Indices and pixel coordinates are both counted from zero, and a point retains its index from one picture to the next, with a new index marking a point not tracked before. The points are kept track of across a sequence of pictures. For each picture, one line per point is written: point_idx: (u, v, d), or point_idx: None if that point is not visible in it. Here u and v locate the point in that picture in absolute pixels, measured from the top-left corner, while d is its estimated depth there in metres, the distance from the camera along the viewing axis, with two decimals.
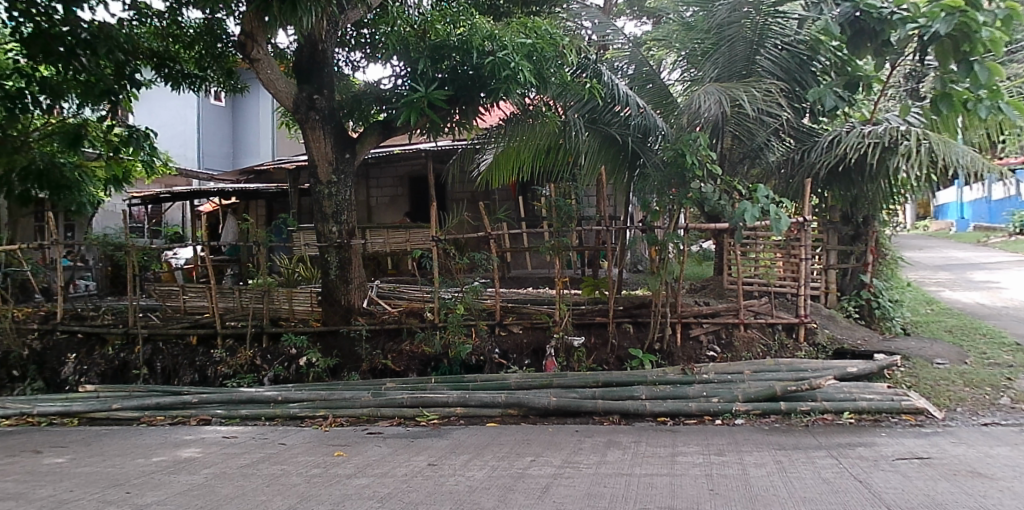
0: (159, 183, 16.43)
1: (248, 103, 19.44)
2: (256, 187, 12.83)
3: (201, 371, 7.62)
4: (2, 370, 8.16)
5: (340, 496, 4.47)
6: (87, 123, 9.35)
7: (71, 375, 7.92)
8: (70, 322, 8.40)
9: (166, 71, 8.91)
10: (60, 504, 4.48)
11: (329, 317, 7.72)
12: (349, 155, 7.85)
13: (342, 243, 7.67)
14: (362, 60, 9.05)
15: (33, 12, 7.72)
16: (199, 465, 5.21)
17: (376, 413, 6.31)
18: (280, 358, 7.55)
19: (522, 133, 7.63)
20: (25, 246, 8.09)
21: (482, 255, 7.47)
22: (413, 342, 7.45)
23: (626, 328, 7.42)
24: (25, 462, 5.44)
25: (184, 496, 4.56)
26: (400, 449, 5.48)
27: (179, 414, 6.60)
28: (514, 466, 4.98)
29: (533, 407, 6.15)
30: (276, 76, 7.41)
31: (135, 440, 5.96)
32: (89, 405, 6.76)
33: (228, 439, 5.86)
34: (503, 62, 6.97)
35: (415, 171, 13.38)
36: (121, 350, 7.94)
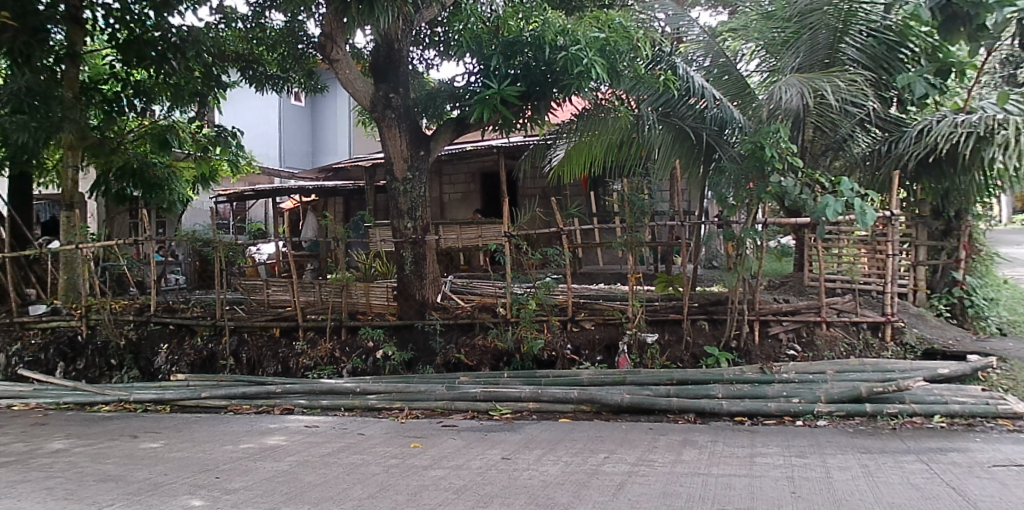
0: (244, 181, 17.09)
1: (326, 102, 20.04)
2: (334, 185, 13.18)
3: (284, 362, 7.86)
4: (101, 359, 8.61)
5: (416, 487, 4.55)
6: (177, 124, 9.84)
7: (164, 364, 8.29)
8: (162, 313, 8.75)
9: (251, 73, 9.24)
10: (156, 486, 4.72)
11: (405, 311, 7.87)
12: (423, 152, 7.95)
13: (416, 238, 7.81)
14: (436, 58, 9.17)
15: (129, 19, 8.71)
16: (283, 453, 5.40)
17: (451, 406, 6.40)
18: (358, 351, 7.73)
19: (595, 127, 7.51)
20: (121, 242, 8.51)
21: (555, 250, 7.44)
22: (486, 337, 7.50)
23: (702, 325, 7.26)
24: (124, 445, 5.76)
25: (270, 482, 4.73)
26: (475, 442, 5.53)
27: (264, 403, 6.87)
28: (588, 462, 4.95)
29: (606, 403, 6.11)
30: (354, 76, 7.63)
31: (223, 428, 6.23)
32: (181, 393, 7.12)
33: (311, 429, 6.06)
34: (577, 58, 6.92)
35: (487, 167, 13.46)
36: (209, 341, 8.26)
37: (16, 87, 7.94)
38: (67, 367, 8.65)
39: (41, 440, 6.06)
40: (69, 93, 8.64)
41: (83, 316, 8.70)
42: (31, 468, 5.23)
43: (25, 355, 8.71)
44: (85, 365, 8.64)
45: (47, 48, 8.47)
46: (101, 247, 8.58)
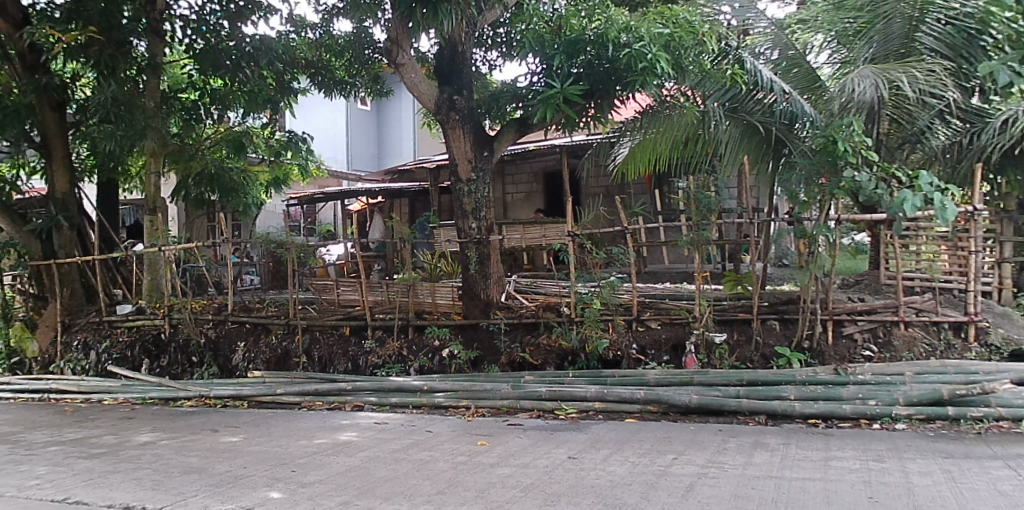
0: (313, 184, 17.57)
1: (393, 106, 20.45)
2: (400, 186, 13.44)
3: (354, 360, 8.03)
4: (183, 356, 8.96)
5: (484, 484, 4.60)
6: (251, 131, 10.21)
7: (241, 362, 8.54)
8: (239, 313, 9.06)
9: (319, 80, 9.38)
10: (237, 478, 4.91)
11: (470, 310, 7.95)
12: (487, 153, 8.01)
13: (481, 238, 7.90)
14: (499, 58, 9.22)
15: (205, 29, 9.26)
16: (355, 448, 5.54)
17: (516, 405, 6.44)
18: (425, 349, 7.83)
19: (658, 125, 7.44)
20: (200, 244, 8.86)
21: (620, 249, 7.39)
22: (550, 336, 7.50)
23: (772, 325, 7.10)
24: (206, 439, 6.01)
25: (343, 476, 4.86)
26: (541, 441, 5.55)
27: (335, 400, 7.07)
28: (656, 463, 4.91)
29: (673, 404, 6.04)
30: (419, 79, 7.75)
31: (297, 423, 6.43)
32: (258, 390, 7.39)
33: (380, 425, 6.20)
34: (640, 54, 6.83)
35: (550, 167, 13.47)
36: (283, 339, 8.49)
37: (104, 98, 8.41)
38: (151, 364, 9.09)
39: (131, 432, 6.39)
40: (151, 103, 9.05)
41: (167, 315, 9.10)
42: (121, 459, 5.52)
43: (114, 352, 9.22)
44: (168, 362, 9.03)
45: (131, 60, 8.91)
46: (181, 249, 8.95)
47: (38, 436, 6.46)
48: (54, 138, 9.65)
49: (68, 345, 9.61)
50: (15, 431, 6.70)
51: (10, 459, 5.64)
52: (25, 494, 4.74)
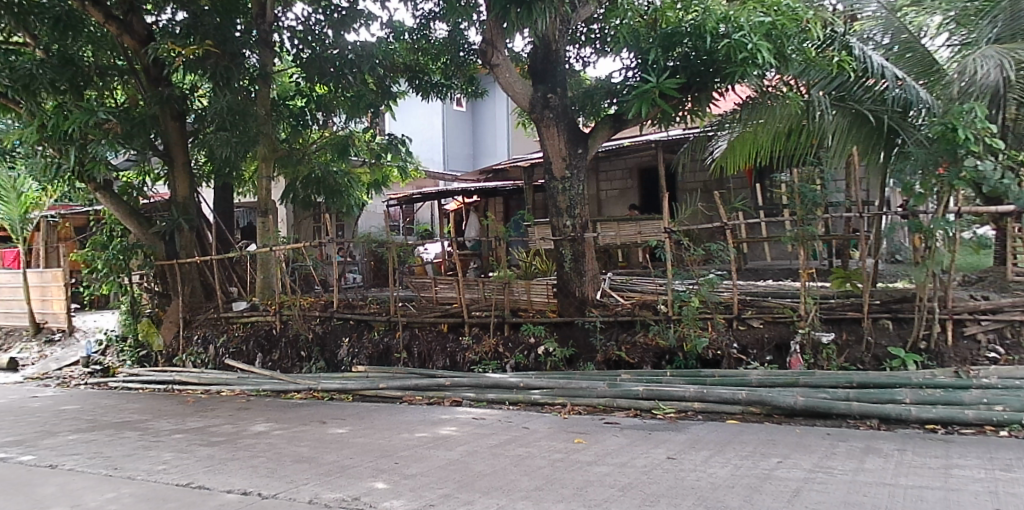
0: (411, 185, 18.05)
1: (487, 106, 20.73)
2: (495, 185, 13.64)
3: (452, 356, 8.16)
4: (292, 351, 9.39)
5: (582, 482, 4.60)
6: (354, 135, 10.60)
7: (346, 357, 8.88)
8: (343, 309, 9.40)
9: (419, 82, 9.78)
10: (344, 469, 5.12)
11: (565, 308, 7.96)
12: (582, 150, 7.97)
13: (575, 236, 7.88)
14: (592, 55, 9.19)
15: (311, 39, 9.76)
16: (454, 443, 5.66)
17: (613, 404, 6.40)
18: (520, 347, 7.89)
19: (761, 115, 7.16)
20: (309, 244, 9.27)
21: (719, 245, 7.19)
22: (647, 334, 7.39)
23: (885, 325, 6.73)
24: (315, 430, 6.31)
25: (443, 469, 4.98)
26: (638, 440, 5.50)
27: (435, 395, 7.26)
28: (759, 466, 4.76)
29: (777, 406, 5.83)
30: (513, 79, 7.93)
31: (399, 417, 6.65)
32: (362, 384, 7.71)
33: (479, 420, 6.31)
34: (740, 45, 6.71)
35: (645, 163, 13.29)
36: (385, 335, 8.75)
37: (221, 107, 8.92)
38: (264, 358, 9.58)
39: (246, 422, 6.79)
40: (263, 110, 9.56)
41: (278, 312, 9.58)
42: (238, 447, 5.87)
43: (231, 347, 9.80)
44: (279, 355, 9.47)
45: (243, 70, 9.44)
46: (289, 249, 9.39)
47: (165, 424, 6.96)
48: (175, 145, 10.33)
49: (190, 339, 10.32)
50: (144, 419, 7.24)
51: (141, 444, 6.11)
52: (154, 478, 5.13)
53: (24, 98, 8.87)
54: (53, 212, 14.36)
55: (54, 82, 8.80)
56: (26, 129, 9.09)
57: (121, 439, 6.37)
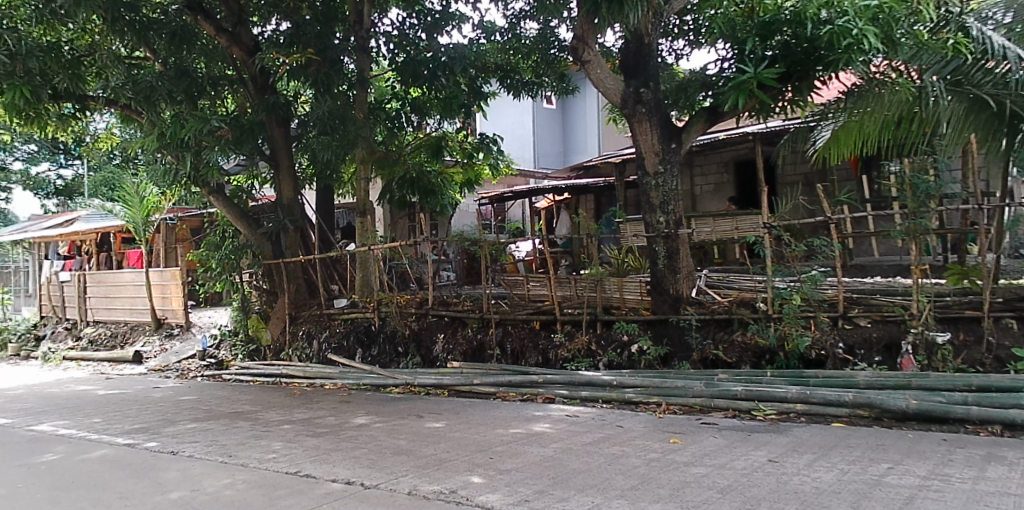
0: (502, 183, 18.21)
1: (577, 103, 20.63)
2: (586, 182, 13.58)
3: (545, 354, 8.19)
4: (390, 347, 9.66)
5: (678, 482, 4.53)
6: (447, 135, 10.81)
7: (441, 352, 9.06)
8: (438, 306, 9.57)
9: (510, 81, 10.10)
10: (441, 462, 5.24)
11: (659, 306, 7.82)
12: (675, 145, 7.85)
13: (669, 233, 7.74)
14: (685, 47, 9.01)
15: (406, 43, 9.98)
16: (548, 439, 5.69)
17: (710, 404, 6.26)
18: (614, 344, 7.82)
19: (872, 103, 6.70)
20: (405, 243, 9.49)
21: (823, 241, 6.86)
22: (746, 333, 7.19)
23: (1008, 324, 6.28)
24: (413, 424, 6.49)
25: (538, 466, 5.02)
26: (737, 442, 5.34)
27: (528, 392, 7.32)
28: (867, 471, 4.54)
29: (887, 409, 5.53)
30: (605, 74, 7.81)
31: (493, 413, 6.73)
32: (456, 380, 7.86)
33: (572, 418, 6.32)
34: (844, 31, 6.50)
35: (742, 155, 12.91)
36: (478, 332, 8.86)
37: (322, 113, 9.28)
38: (364, 353, 9.91)
39: (348, 415, 7.06)
40: (360, 114, 9.89)
41: (376, 308, 9.86)
42: (342, 438, 6.12)
43: (333, 342, 10.21)
44: (378, 351, 9.78)
45: (343, 76, 9.78)
46: (387, 248, 9.65)
47: (273, 414, 7.33)
48: (280, 149, 10.83)
49: (295, 334, 10.81)
50: (256, 410, 7.66)
51: (253, 433, 6.46)
52: (265, 465, 5.41)
53: (145, 108, 9.51)
54: (171, 215, 15.35)
55: (171, 93, 9.41)
56: (148, 138, 9.58)
57: (234, 428, 6.76)
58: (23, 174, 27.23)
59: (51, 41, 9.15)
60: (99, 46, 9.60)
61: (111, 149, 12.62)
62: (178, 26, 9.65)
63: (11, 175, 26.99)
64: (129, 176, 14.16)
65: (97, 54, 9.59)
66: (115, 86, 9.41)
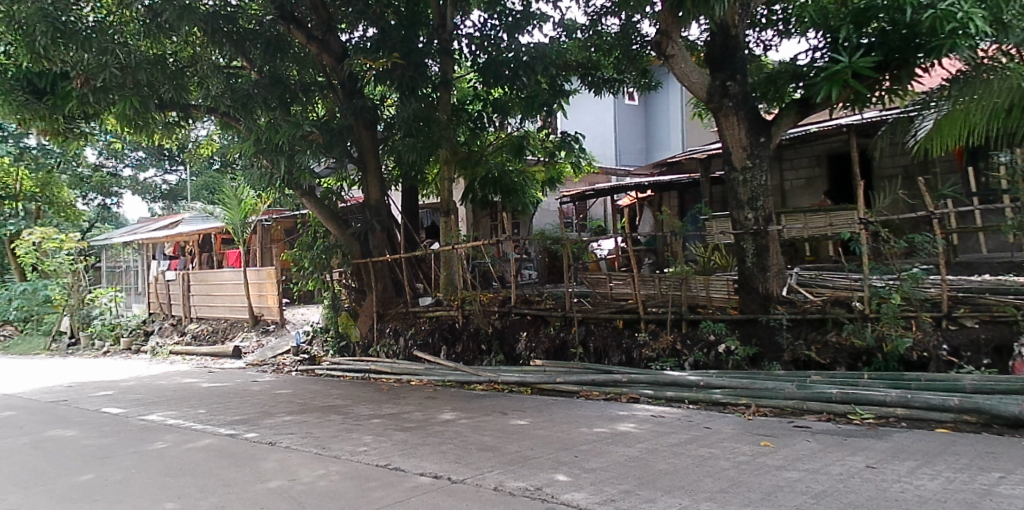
0: (584, 181, 18.13)
1: (660, 99, 20.33)
2: (670, 179, 13.36)
3: (628, 353, 8.12)
4: (474, 345, 9.78)
5: (769, 486, 4.40)
6: (529, 134, 10.85)
7: (525, 350, 9.13)
8: (521, 305, 9.60)
9: (590, 80, 10.27)
10: (525, 459, 5.28)
11: (747, 305, 7.61)
12: (764, 138, 7.59)
13: (758, 229, 7.54)
14: (774, 37, 8.74)
15: (488, 44, 10.08)
16: (633, 439, 5.64)
17: (803, 407, 6.03)
18: (699, 344, 7.68)
19: (977, 89, 6.25)
20: (487, 242, 9.56)
21: (923, 237, 6.56)
22: (841, 334, 6.92)
23: None
24: (498, 420, 6.56)
25: (624, 466, 4.98)
26: (832, 446, 5.14)
27: (612, 391, 7.28)
28: (976, 480, 4.27)
29: (998, 415, 5.18)
30: (689, 68, 7.70)
31: (577, 411, 6.72)
32: (540, 377, 7.90)
33: (658, 418, 6.24)
34: (948, 15, 6.16)
35: (836, 148, 12.41)
36: (561, 330, 8.87)
37: (408, 115, 9.54)
38: (449, 349, 10.09)
39: (434, 410, 7.21)
40: (444, 116, 10.06)
41: (460, 306, 10.01)
42: (429, 433, 6.25)
43: (419, 339, 10.45)
44: (462, 348, 9.93)
45: (427, 79, 10.00)
46: (470, 247, 9.78)
47: (363, 408, 7.57)
48: (367, 151, 11.14)
49: (383, 331, 11.14)
50: (347, 404, 7.92)
51: (344, 426, 6.69)
52: (357, 458, 5.60)
53: (243, 115, 9.90)
54: (267, 217, 16.07)
55: (267, 100, 9.87)
56: (245, 143, 9.97)
57: (327, 421, 7.02)
58: (133, 180, 29.14)
59: (158, 54, 9.74)
60: (201, 57, 10.15)
61: (212, 154, 13.31)
62: (272, 35, 10.16)
63: (122, 181, 28.93)
64: (228, 180, 14.92)
65: (198, 66, 10.10)
66: (214, 94, 9.85)
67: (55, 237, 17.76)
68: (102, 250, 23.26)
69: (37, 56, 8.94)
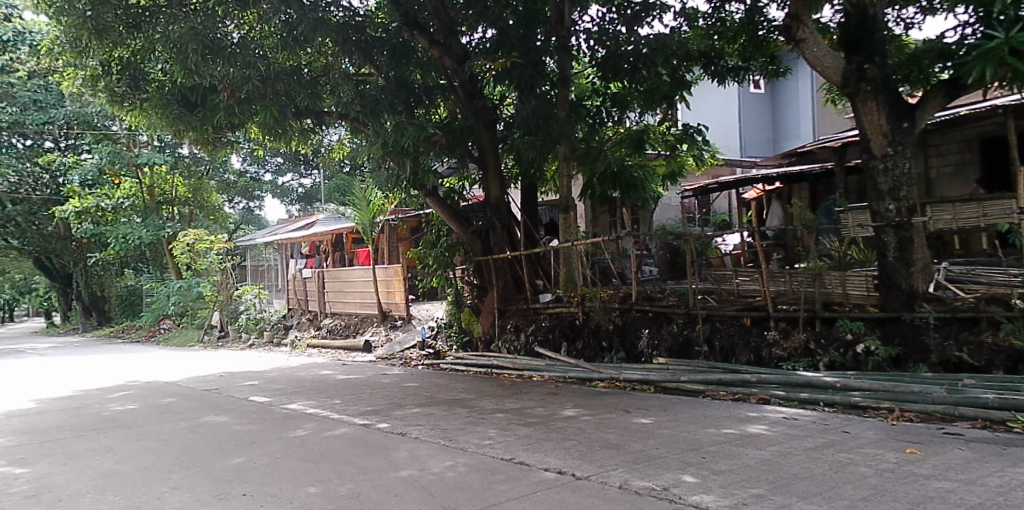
0: (706, 174, 17.56)
1: (787, 86, 19.39)
2: (801, 169, 12.71)
3: (756, 352, 7.80)
4: (595, 341, 9.74)
5: (918, 497, 4.10)
6: (649, 128, 10.64)
7: (646, 348, 8.94)
8: (642, 301, 9.44)
9: (714, 69, 10.07)
10: (651, 458, 5.20)
11: (889, 302, 7.15)
12: (907, 123, 7.10)
13: (901, 221, 7.07)
14: (917, 14, 8.14)
15: (605, 38, 9.88)
16: (765, 442, 5.42)
17: (954, 412, 5.58)
18: (835, 344, 7.26)
19: None
20: (607, 238, 9.44)
21: None
22: (997, 334, 6.39)
23: None
24: (621, 418, 6.50)
25: (755, 469, 4.80)
26: (990, 456, 4.72)
27: (740, 391, 7.03)
28: None
29: None
30: (822, 52, 7.33)
31: (704, 411, 6.55)
32: (663, 376, 7.75)
33: (790, 420, 5.96)
34: None
35: (990, 131, 11.36)
36: (684, 327, 8.63)
37: (527, 113, 9.65)
38: (569, 346, 10.10)
39: (556, 406, 7.24)
40: (563, 112, 10.07)
41: (580, 303, 9.98)
42: (552, 429, 6.30)
43: (540, 335, 10.54)
44: (583, 345, 9.91)
45: (545, 76, 10.09)
46: (590, 243, 9.74)
47: (487, 403, 7.73)
48: (487, 151, 11.34)
49: (504, 327, 11.33)
50: (471, 398, 8.11)
51: (469, 420, 6.87)
52: (482, 450, 5.73)
53: (371, 120, 10.48)
54: (393, 217, 16.74)
55: (393, 104, 10.45)
56: (374, 146, 10.40)
57: (453, 414, 7.23)
58: (273, 184, 31.30)
59: (294, 65, 10.37)
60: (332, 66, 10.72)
61: (342, 158, 14.05)
62: (398, 42, 10.61)
63: (263, 185, 31.13)
64: (359, 183, 15.69)
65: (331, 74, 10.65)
66: (345, 101, 10.41)
67: (206, 239, 19.60)
68: (246, 250, 25.09)
69: (190, 72, 9.75)
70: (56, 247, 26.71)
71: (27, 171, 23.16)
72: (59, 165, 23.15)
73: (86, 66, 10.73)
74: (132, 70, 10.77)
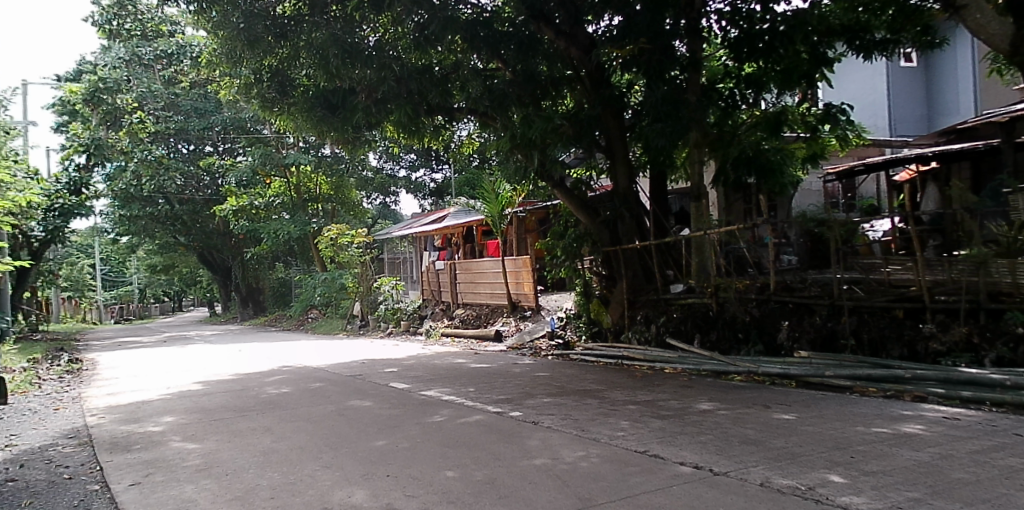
0: (852, 155, 16.46)
1: (947, 58, 17.69)
2: (961, 147, 11.60)
3: (911, 346, 7.41)
4: (731, 332, 9.44)
5: None
6: (786, 109, 10.11)
7: (786, 340, 8.62)
8: (782, 291, 8.86)
9: (859, 42, 9.64)
10: (794, 455, 4.98)
11: None
12: None
13: None
14: None
15: (739, 17, 9.50)
16: (923, 442, 5.03)
17: None
18: (1003, 338, 6.70)
19: None
20: (741, 226, 8.97)
21: None
22: None
23: None
24: (760, 413, 6.25)
25: (911, 471, 4.47)
26: None
27: (893, 388, 6.59)
28: None
29: None
30: (988, 19, 6.65)
31: (852, 408, 6.17)
32: (806, 370, 7.39)
33: (952, 420, 5.50)
34: None
35: None
36: (828, 320, 8.26)
37: (655, 100, 9.44)
38: (702, 337, 9.84)
39: (691, 400, 7.07)
40: (694, 96, 9.83)
41: (714, 294, 9.65)
42: (687, 422, 6.16)
43: (671, 326, 10.35)
44: (717, 336, 9.63)
45: (676, 61, 9.66)
46: (723, 231, 9.37)
47: (619, 394, 7.68)
48: (615, 140, 11.22)
49: (634, 319, 11.24)
50: (603, 389, 8.09)
51: (602, 411, 6.85)
52: (615, 442, 5.70)
53: (499, 114, 10.79)
54: (522, 209, 16.95)
55: (519, 97, 10.64)
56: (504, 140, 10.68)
57: (585, 404, 7.25)
58: (406, 179, 32.53)
59: (425, 64, 10.79)
60: (463, 63, 11.04)
61: (471, 151, 14.36)
62: (525, 35, 10.67)
63: (398, 181, 32.47)
64: (487, 176, 16.01)
65: (461, 72, 11.01)
66: (475, 97, 10.92)
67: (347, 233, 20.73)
68: (383, 243, 26.30)
69: (332, 76, 10.35)
70: (217, 243, 29.20)
71: (191, 174, 25.46)
72: (218, 167, 25.27)
73: (240, 75, 11.61)
74: (281, 77, 11.53)
